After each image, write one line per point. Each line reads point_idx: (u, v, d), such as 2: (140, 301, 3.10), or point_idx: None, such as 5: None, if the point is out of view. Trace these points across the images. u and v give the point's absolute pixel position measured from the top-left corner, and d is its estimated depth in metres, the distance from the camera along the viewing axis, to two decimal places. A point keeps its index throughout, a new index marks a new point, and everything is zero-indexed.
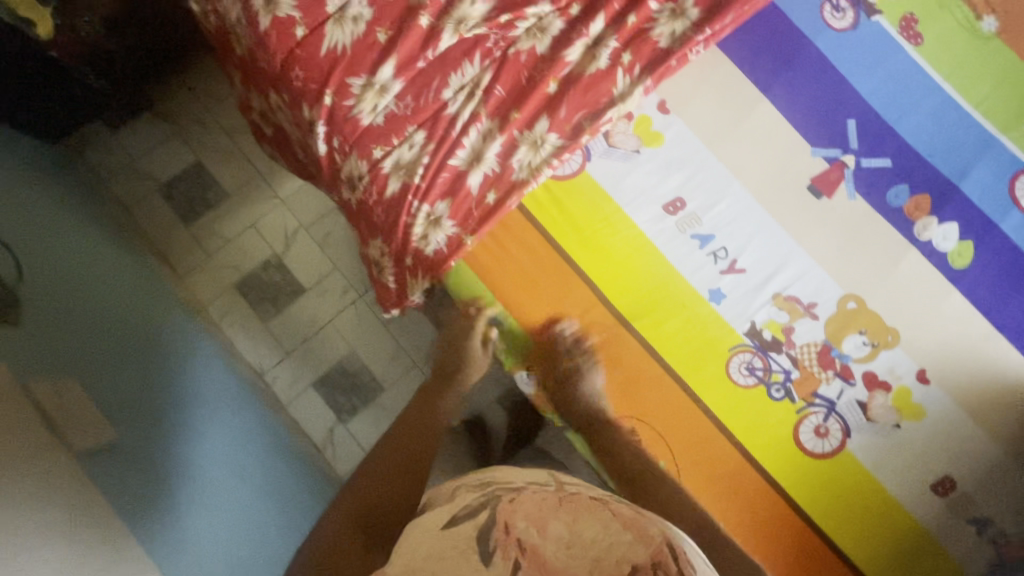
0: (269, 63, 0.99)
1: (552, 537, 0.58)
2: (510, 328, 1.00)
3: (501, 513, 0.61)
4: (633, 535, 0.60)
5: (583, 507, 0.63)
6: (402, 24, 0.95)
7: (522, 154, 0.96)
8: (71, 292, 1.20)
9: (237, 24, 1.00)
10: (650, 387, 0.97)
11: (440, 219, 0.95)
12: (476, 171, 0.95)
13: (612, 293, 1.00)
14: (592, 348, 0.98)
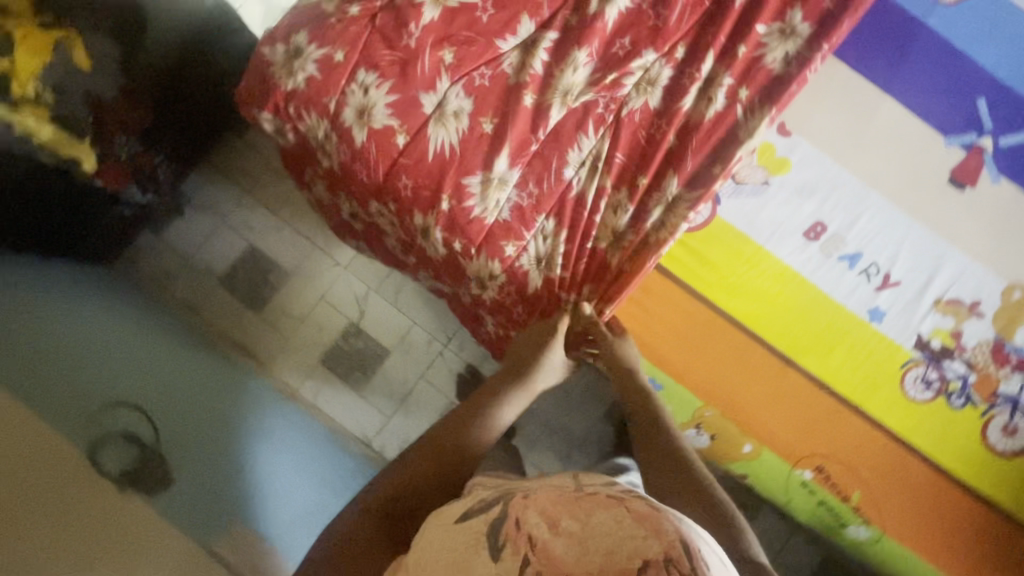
0: (368, 177, 0.93)
1: (565, 535, 0.49)
2: (672, 392, 0.98)
3: (513, 507, 0.52)
4: (652, 530, 0.48)
5: (618, 499, 0.52)
6: (507, 109, 0.90)
7: (657, 218, 0.92)
8: (100, 415, 0.91)
9: (325, 141, 0.93)
10: (829, 423, 0.97)
11: (587, 304, 0.94)
12: (615, 248, 0.92)
13: (769, 335, 0.97)
14: (763, 395, 0.97)
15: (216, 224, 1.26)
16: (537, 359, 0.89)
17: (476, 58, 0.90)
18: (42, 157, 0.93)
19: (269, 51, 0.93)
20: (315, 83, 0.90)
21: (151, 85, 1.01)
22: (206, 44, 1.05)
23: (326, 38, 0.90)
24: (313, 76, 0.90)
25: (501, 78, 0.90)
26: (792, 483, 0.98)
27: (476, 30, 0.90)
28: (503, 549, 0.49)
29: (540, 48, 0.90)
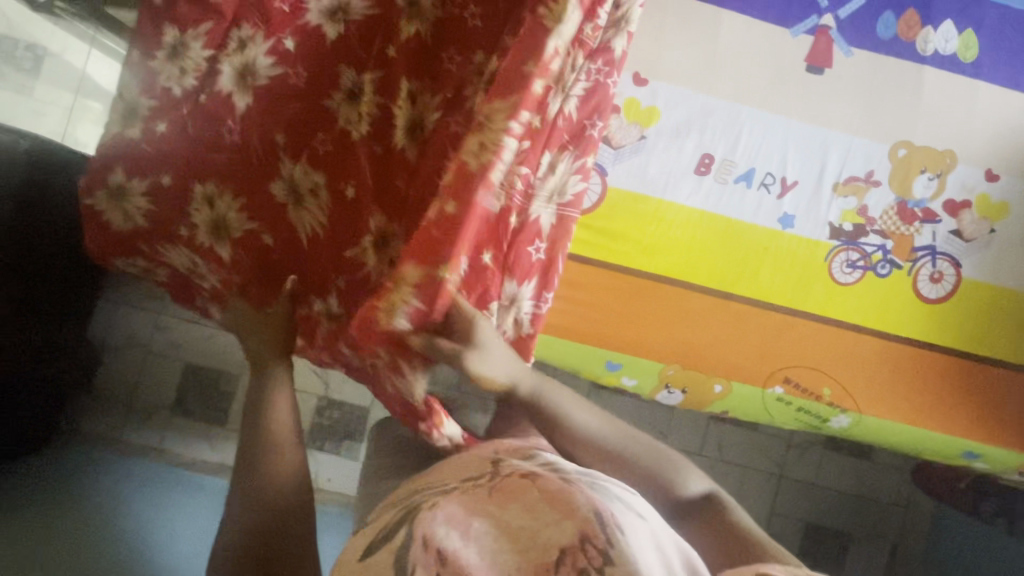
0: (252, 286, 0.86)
1: (481, 539, 0.49)
2: (630, 365, 0.98)
3: (422, 524, 0.51)
4: (562, 515, 0.49)
5: (528, 487, 0.54)
6: (359, 167, 0.82)
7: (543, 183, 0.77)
8: None
9: (195, 266, 0.88)
10: (784, 335, 0.98)
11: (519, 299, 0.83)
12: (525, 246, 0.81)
13: (700, 278, 0.97)
14: (717, 335, 0.98)
15: (140, 355, 1.16)
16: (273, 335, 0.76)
17: (308, 128, 0.83)
18: None
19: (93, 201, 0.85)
20: (158, 216, 0.84)
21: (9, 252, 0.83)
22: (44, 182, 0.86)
23: (145, 166, 0.82)
24: (151, 209, 0.84)
25: (342, 138, 0.83)
26: (768, 402, 1.00)
27: (297, 99, 0.82)
28: (415, 574, 0.47)
29: (368, 91, 0.83)
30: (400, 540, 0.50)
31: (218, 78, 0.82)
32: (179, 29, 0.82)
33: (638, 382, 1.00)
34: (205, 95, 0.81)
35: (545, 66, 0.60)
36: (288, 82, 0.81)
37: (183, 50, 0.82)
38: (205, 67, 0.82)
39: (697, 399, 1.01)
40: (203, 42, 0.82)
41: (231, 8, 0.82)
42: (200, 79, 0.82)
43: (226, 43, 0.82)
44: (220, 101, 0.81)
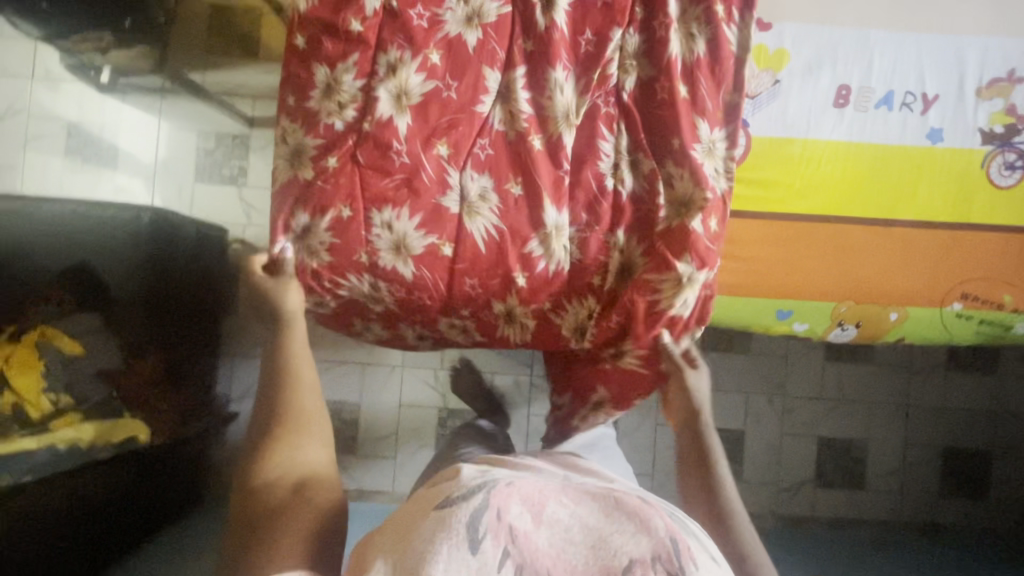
0: (433, 297, 0.88)
1: (555, 528, 0.49)
2: (801, 310, 1.00)
3: (498, 495, 0.51)
4: (639, 527, 0.49)
5: (606, 492, 0.53)
6: (524, 163, 0.86)
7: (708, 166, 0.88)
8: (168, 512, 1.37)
9: (376, 291, 0.88)
10: (953, 249, 0.98)
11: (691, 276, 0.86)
12: (695, 216, 0.86)
13: (855, 209, 0.97)
14: (883, 261, 0.98)
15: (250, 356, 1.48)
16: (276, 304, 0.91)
17: (469, 136, 0.86)
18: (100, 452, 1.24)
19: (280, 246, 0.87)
20: (340, 250, 0.85)
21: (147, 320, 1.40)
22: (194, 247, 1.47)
23: (322, 202, 0.85)
24: (334, 243, 0.85)
25: (502, 139, 0.86)
26: (948, 320, 1.00)
27: (453, 111, 0.85)
28: (483, 541, 0.47)
29: (518, 88, 0.85)
30: (472, 507, 0.49)
31: (377, 104, 0.84)
32: (330, 67, 0.85)
33: (810, 325, 1.02)
34: (369, 123, 0.84)
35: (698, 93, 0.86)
36: (445, 95, 0.85)
37: (336, 85, 0.84)
38: (361, 95, 0.84)
39: (873, 331, 1.02)
40: (354, 73, 0.84)
41: (374, 34, 0.84)
42: (359, 109, 0.84)
43: (376, 70, 0.84)
44: (383, 126, 0.84)
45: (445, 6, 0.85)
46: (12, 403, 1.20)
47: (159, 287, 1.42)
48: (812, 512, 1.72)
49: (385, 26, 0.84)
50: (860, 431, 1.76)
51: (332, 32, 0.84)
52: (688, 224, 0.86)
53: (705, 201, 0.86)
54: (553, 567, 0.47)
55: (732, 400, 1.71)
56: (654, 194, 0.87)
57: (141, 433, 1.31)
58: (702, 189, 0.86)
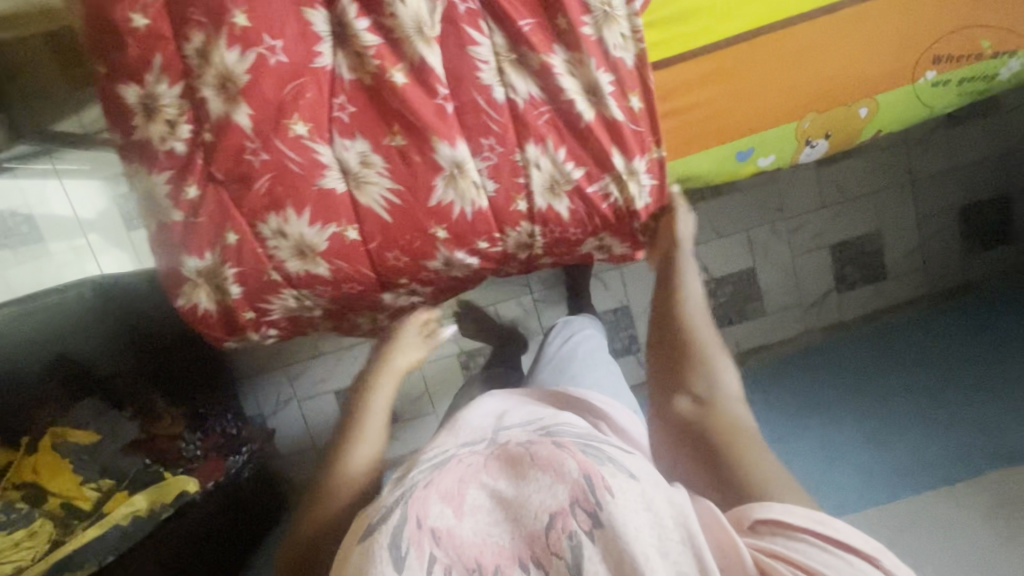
0: (363, 280, 0.84)
1: (477, 514, 0.52)
2: (761, 144, 0.90)
3: (414, 502, 0.53)
4: (554, 478, 0.51)
5: (522, 450, 0.56)
6: (397, 109, 0.75)
7: (612, 36, 0.76)
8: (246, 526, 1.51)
9: (305, 301, 0.86)
10: (917, 9, 0.83)
11: (631, 167, 0.81)
12: (608, 102, 0.77)
13: (791, 11, 0.83)
14: (845, 54, 0.85)
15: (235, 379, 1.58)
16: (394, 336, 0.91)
17: (321, 100, 0.74)
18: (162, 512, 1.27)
19: (186, 300, 0.84)
20: (249, 275, 0.81)
21: (128, 378, 1.38)
22: (124, 300, 1.37)
23: (198, 242, 0.79)
24: (239, 272, 0.81)
25: (357, 89, 0.74)
26: (923, 94, 0.88)
27: (292, 76, 0.72)
28: (410, 553, 0.48)
29: (354, 20, 0.72)
30: (394, 522, 0.51)
31: (206, 106, 0.73)
32: (138, 83, 0.73)
33: (776, 156, 0.92)
34: (209, 132, 0.73)
35: None
36: (274, 61, 0.71)
37: (155, 102, 0.73)
38: (187, 104, 0.73)
39: (842, 137, 0.92)
40: (168, 79, 0.72)
41: (164, 25, 0.71)
42: (193, 120, 0.74)
43: (186, 65, 0.72)
44: (225, 129, 0.73)
45: None
46: (62, 505, 1.24)
47: (139, 341, 1.38)
48: (841, 316, 1.72)
49: (177, 5, 0.71)
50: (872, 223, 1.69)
51: (111, 34, 0.72)
52: (607, 113, 0.77)
53: (608, 87, 0.76)
54: (483, 553, 0.49)
55: (733, 243, 1.66)
56: (557, 89, 0.75)
57: (189, 484, 1.33)
58: (603, 71, 0.76)
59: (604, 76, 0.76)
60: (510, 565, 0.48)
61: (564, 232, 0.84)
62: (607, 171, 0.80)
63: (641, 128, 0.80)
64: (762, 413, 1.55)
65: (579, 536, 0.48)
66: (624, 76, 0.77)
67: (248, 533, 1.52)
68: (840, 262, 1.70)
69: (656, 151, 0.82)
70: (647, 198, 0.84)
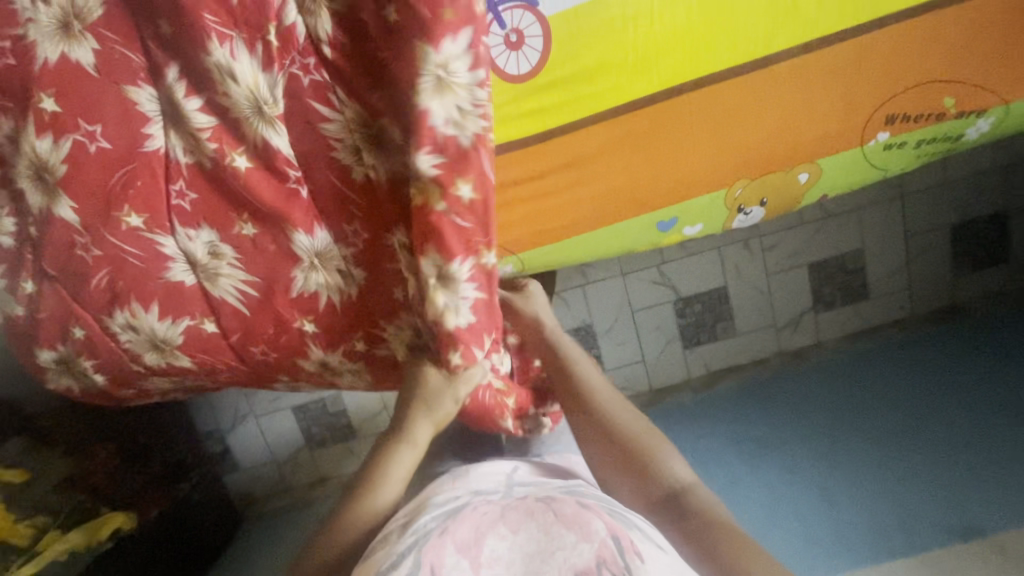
0: (236, 368, 0.73)
1: (495, 566, 0.54)
2: (683, 210, 0.79)
3: (430, 552, 0.54)
4: (580, 537, 0.55)
5: (545, 509, 0.60)
6: (242, 196, 0.64)
7: (439, 108, 0.57)
8: (211, 528, 1.51)
9: (181, 384, 0.77)
10: (866, 61, 0.70)
11: (451, 271, 0.61)
12: (434, 195, 0.59)
13: (710, 66, 0.70)
14: (776, 114, 0.73)
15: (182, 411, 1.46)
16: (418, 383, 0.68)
17: (156, 187, 0.63)
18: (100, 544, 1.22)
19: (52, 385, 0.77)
20: (108, 366, 0.72)
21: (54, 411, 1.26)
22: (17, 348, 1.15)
23: (46, 335, 0.71)
24: (95, 364, 0.72)
25: (198, 172, 0.63)
26: (874, 157, 0.77)
27: (118, 163, 0.62)
28: None
29: (182, 100, 0.60)
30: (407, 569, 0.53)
31: (26, 197, 0.63)
32: None
33: (704, 222, 0.81)
34: (34, 225, 0.64)
35: None
36: (94, 149, 0.61)
37: None
38: (8, 195, 0.64)
39: (779, 202, 0.80)
40: None
41: None
42: (16, 212, 0.64)
43: (2, 152, 0.63)
44: (51, 224, 0.64)
45: (21, 19, 0.58)
46: None
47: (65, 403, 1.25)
48: (818, 338, 1.49)
49: None
50: (877, 244, 1.42)
51: None
52: (432, 206, 0.59)
53: (432, 172, 0.58)
54: None
55: (703, 261, 1.40)
56: None
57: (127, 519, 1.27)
58: (427, 153, 0.58)
59: (426, 157, 0.58)
60: None
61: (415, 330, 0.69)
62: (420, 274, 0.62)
63: (469, 224, 0.61)
64: (712, 454, 1.36)
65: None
66: (455, 158, 0.58)
67: (212, 535, 1.52)
68: (823, 286, 1.45)
69: (486, 257, 0.63)
70: (465, 317, 0.63)
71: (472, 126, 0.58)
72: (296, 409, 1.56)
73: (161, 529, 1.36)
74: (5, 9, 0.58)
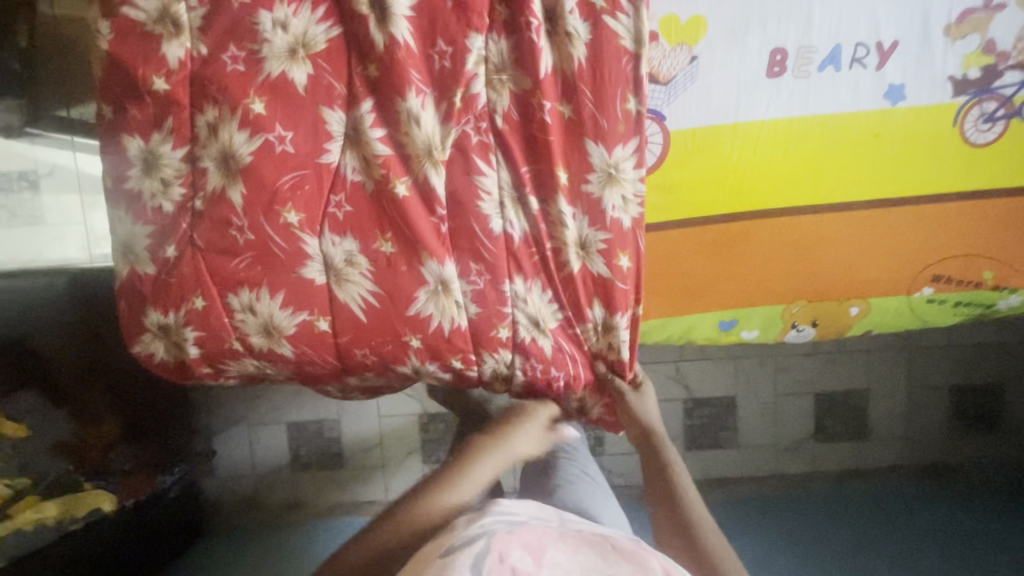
0: (326, 368, 0.80)
1: (556, 570, 0.57)
2: (747, 317, 0.88)
3: (499, 540, 0.58)
4: (637, 568, 0.59)
5: (602, 539, 0.63)
6: (393, 217, 0.74)
7: (612, 195, 0.76)
8: (176, 535, 1.39)
9: (265, 372, 0.82)
10: (927, 226, 0.83)
11: (608, 322, 0.80)
12: (594, 259, 0.78)
13: (797, 200, 0.82)
14: (844, 252, 0.84)
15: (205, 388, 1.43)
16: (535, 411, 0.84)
17: (319, 194, 0.73)
18: (71, 525, 1.14)
19: (139, 348, 0.80)
20: (212, 339, 0.77)
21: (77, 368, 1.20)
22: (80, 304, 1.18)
23: (170, 298, 0.76)
24: (199, 336, 0.77)
25: (359, 190, 0.74)
26: (919, 307, 0.87)
27: (296, 167, 0.72)
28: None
29: (368, 127, 0.72)
30: (477, 549, 0.56)
31: (206, 176, 0.72)
32: (144, 138, 0.72)
33: (762, 331, 0.89)
34: (202, 200, 0.72)
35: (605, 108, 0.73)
36: (280, 150, 0.71)
37: (156, 158, 0.72)
38: (188, 168, 0.72)
39: (830, 328, 0.90)
40: (173, 141, 0.72)
41: (184, 92, 0.71)
42: (189, 184, 0.72)
43: (196, 133, 0.71)
44: (218, 203, 0.72)
45: (260, 37, 0.70)
46: None
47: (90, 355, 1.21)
48: (815, 469, 1.52)
49: (202, 78, 0.70)
50: (879, 385, 1.51)
51: (131, 89, 0.71)
52: (591, 268, 0.78)
53: (598, 244, 0.77)
54: None
55: (719, 368, 1.48)
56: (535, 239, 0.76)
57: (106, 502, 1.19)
58: (597, 229, 0.76)
59: (595, 233, 0.77)
60: None
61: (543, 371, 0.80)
62: (583, 320, 0.80)
63: (628, 287, 0.79)
64: None
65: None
66: (618, 236, 0.76)
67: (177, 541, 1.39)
68: (824, 415, 1.52)
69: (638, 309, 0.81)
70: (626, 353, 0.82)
71: (631, 211, 0.76)
72: (292, 425, 1.47)
73: (141, 516, 1.26)
74: (248, 28, 0.70)
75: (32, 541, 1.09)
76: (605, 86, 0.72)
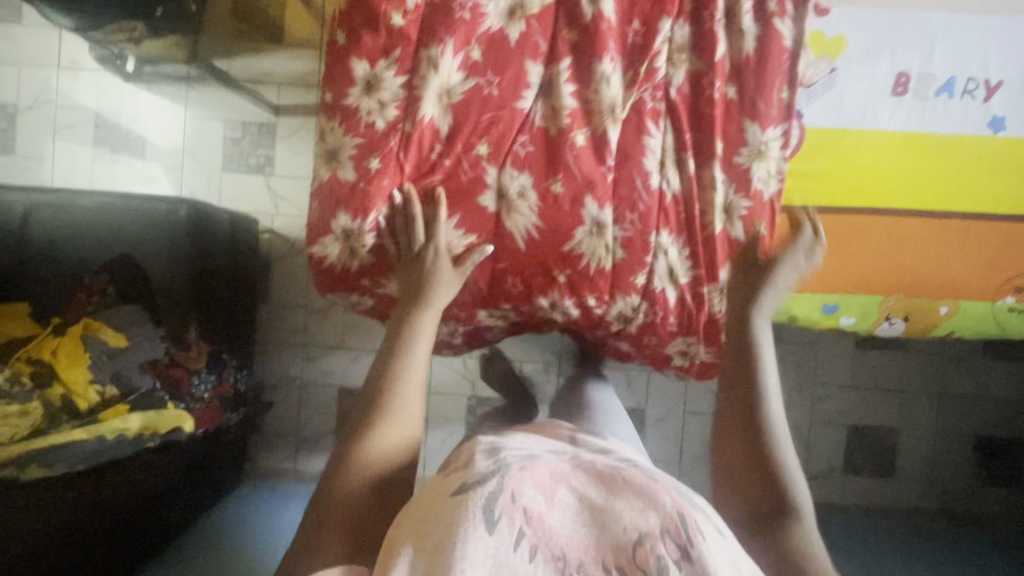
0: (476, 290, 0.91)
1: (565, 509, 0.53)
2: (849, 303, 0.98)
3: (511, 479, 0.53)
4: (646, 503, 0.52)
5: (615, 472, 0.56)
6: (567, 161, 0.84)
7: (757, 170, 0.87)
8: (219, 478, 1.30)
9: None
10: (1015, 242, 0.96)
11: None
12: (734, 224, 0.88)
13: (906, 203, 0.94)
14: (943, 255, 0.96)
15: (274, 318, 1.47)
16: (423, 289, 0.85)
17: (509, 133, 0.84)
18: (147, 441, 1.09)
19: (315, 250, 0.88)
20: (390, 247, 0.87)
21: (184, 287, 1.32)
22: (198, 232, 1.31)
23: (361, 205, 0.84)
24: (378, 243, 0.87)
25: (542, 135, 0.85)
26: (1000, 314, 0.98)
27: (496, 107, 0.84)
28: (498, 523, 0.49)
29: (563, 82, 0.83)
30: (489, 488, 0.52)
31: (419, 102, 0.82)
32: (370, 63, 0.82)
33: (859, 319, 1.00)
34: (411, 123, 0.83)
35: (763, 93, 0.85)
36: (487, 92, 0.83)
37: (376, 81, 0.82)
38: (403, 94, 0.83)
39: (922, 324, 0.99)
40: (396, 69, 0.82)
41: (415, 30, 0.82)
42: (401, 108, 0.83)
43: (417, 65, 0.82)
44: (425, 128, 0.84)
45: None
46: (62, 396, 1.09)
47: (200, 282, 1.33)
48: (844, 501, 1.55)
49: (432, 20, 0.82)
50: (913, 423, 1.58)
51: (368, 19, 0.82)
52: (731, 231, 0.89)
53: (740, 210, 0.88)
54: (569, 544, 0.50)
55: None
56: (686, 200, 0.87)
57: (185, 423, 1.14)
58: (741, 196, 0.87)
59: (739, 200, 0.88)
60: (594, 564, 0.49)
61: (665, 318, 0.92)
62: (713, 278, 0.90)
63: (759, 253, 0.89)
64: None
65: (667, 562, 0.48)
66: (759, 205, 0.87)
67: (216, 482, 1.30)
68: (856, 446, 1.57)
69: (763, 276, 0.91)
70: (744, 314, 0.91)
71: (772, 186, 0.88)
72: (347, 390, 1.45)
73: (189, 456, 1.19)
74: None
75: (105, 452, 1.03)
76: (767, 74, 0.84)
